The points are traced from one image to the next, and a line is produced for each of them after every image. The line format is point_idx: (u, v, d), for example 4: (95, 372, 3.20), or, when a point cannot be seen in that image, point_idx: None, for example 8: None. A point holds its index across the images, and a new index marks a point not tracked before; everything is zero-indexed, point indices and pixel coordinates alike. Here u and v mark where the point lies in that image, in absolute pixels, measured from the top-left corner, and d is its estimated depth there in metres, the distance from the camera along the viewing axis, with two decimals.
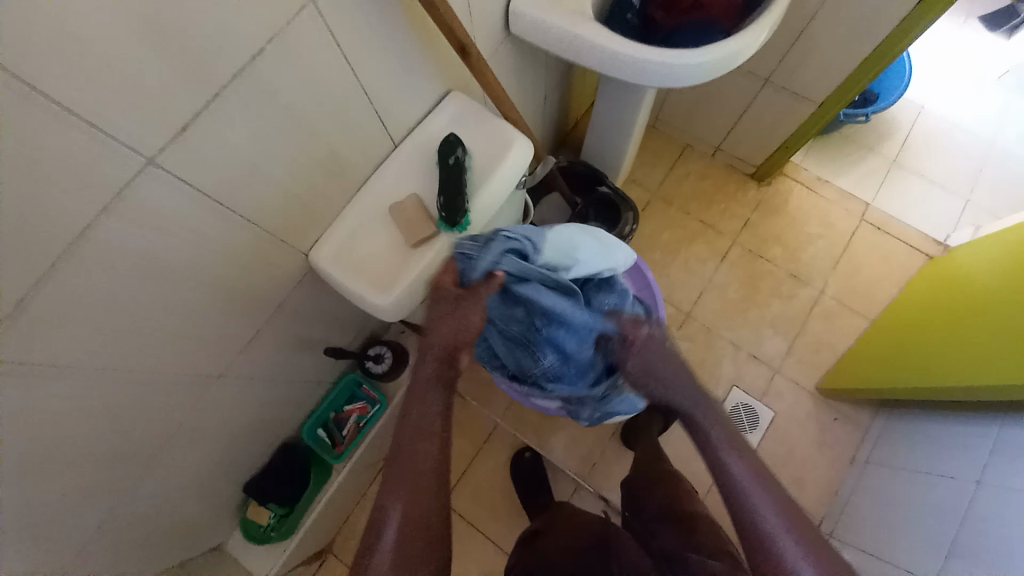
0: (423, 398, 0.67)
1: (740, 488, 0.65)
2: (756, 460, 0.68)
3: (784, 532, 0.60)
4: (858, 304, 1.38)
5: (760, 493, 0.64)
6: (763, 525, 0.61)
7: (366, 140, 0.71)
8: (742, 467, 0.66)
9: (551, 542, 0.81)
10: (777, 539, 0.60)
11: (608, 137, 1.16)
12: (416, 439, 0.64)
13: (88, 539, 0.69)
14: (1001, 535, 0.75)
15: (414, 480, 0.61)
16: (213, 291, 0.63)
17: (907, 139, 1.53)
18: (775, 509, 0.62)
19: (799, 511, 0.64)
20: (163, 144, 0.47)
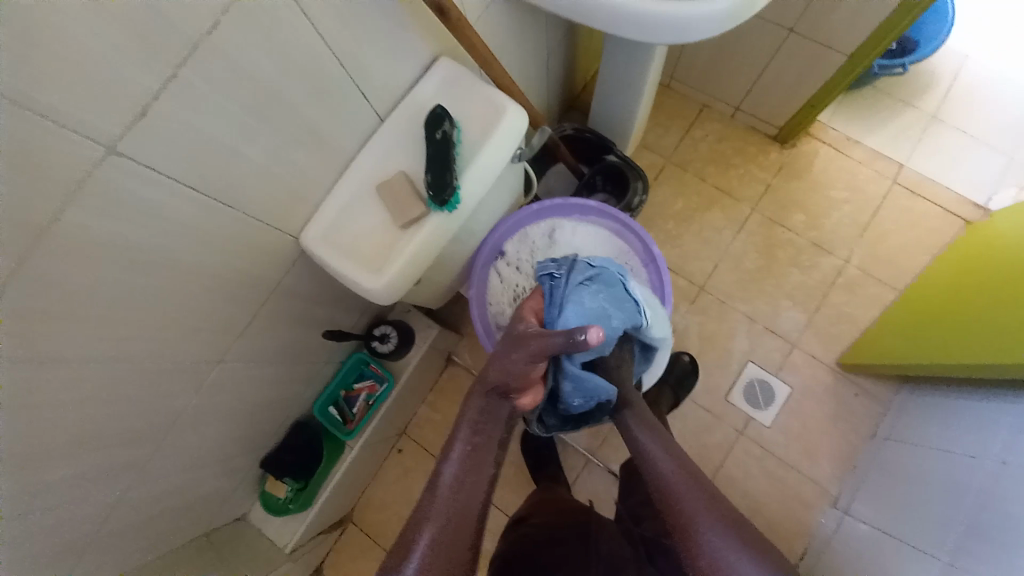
0: (475, 456, 0.62)
1: (659, 475, 0.68)
2: (672, 447, 0.71)
3: (700, 506, 0.63)
4: (885, 273, 1.30)
5: (690, 487, 0.65)
6: (680, 507, 0.64)
7: (349, 116, 0.67)
8: (657, 453, 0.70)
9: (531, 529, 0.79)
10: (693, 519, 0.63)
11: (615, 101, 1.09)
12: (459, 503, 0.58)
13: (107, 519, 0.72)
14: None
15: (439, 549, 0.55)
16: (202, 280, 0.63)
17: (949, 90, 1.40)
18: (687, 488, 0.65)
19: (712, 486, 0.67)
20: (122, 131, 0.44)
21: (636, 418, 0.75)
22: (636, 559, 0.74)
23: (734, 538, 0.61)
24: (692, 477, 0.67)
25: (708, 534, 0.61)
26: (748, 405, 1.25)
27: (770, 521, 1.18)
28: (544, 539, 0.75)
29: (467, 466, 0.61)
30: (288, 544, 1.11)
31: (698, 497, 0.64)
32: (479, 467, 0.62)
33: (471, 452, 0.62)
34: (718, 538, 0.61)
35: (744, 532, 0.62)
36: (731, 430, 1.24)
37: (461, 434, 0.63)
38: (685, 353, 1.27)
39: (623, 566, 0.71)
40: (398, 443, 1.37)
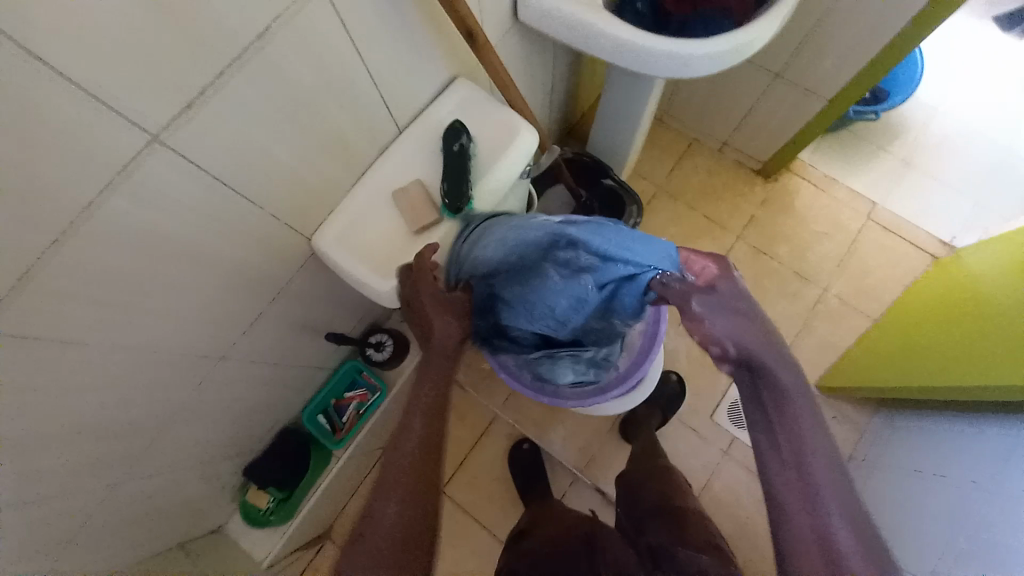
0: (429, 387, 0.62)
1: (789, 441, 0.53)
2: (818, 416, 0.55)
3: (848, 537, 0.49)
4: (861, 303, 1.37)
5: (840, 517, 0.50)
6: (810, 489, 0.51)
7: (373, 126, 0.70)
8: (796, 420, 0.54)
9: (538, 543, 0.79)
10: (821, 506, 0.50)
11: (616, 129, 1.15)
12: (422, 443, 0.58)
13: (88, 516, 0.70)
14: (995, 535, 0.75)
15: (411, 486, 0.55)
16: (216, 273, 0.63)
17: (917, 139, 1.52)
18: (825, 476, 0.51)
19: (847, 473, 0.54)
20: (167, 122, 0.47)
21: (780, 367, 0.57)
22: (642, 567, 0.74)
23: (860, 546, 0.49)
24: (831, 461, 0.53)
25: (834, 530, 0.49)
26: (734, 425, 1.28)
27: (754, 543, 1.20)
28: (550, 552, 0.76)
29: (423, 410, 0.61)
30: (266, 559, 1.07)
31: (830, 485, 0.51)
32: (433, 403, 0.62)
33: (426, 400, 0.61)
34: (848, 538, 0.49)
35: (873, 546, 0.49)
36: (717, 450, 1.27)
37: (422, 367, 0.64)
38: (673, 373, 1.30)
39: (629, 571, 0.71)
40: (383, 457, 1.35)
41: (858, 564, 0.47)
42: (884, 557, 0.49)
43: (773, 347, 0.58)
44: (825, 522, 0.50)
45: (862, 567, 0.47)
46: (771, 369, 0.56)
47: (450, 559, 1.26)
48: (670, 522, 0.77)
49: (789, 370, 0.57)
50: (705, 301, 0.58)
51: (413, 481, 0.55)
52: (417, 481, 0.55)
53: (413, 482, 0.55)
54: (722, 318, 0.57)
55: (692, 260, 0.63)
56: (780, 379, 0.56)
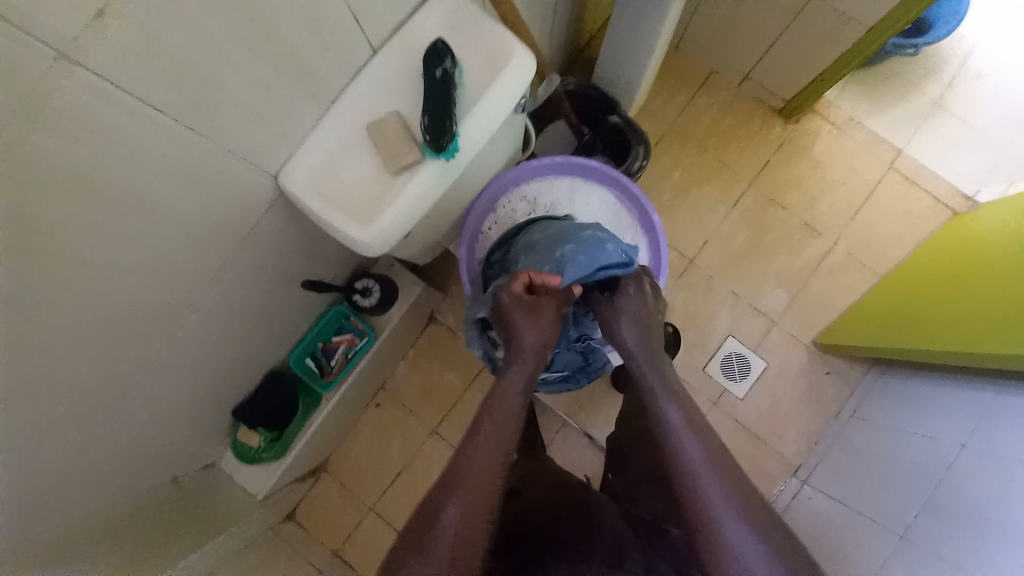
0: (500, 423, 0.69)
1: (682, 458, 0.67)
2: (704, 431, 0.70)
3: (715, 490, 0.63)
4: (869, 258, 1.31)
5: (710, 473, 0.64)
6: (695, 485, 0.64)
7: (341, 46, 0.60)
8: (684, 437, 0.69)
9: (535, 503, 0.80)
10: (706, 495, 0.63)
11: (625, 58, 1.02)
12: (483, 464, 0.64)
13: (71, 460, 0.69)
14: (993, 501, 0.76)
15: (471, 498, 0.61)
16: (172, 215, 0.57)
17: (956, 78, 1.37)
18: (711, 455, 0.67)
19: (739, 473, 0.65)
20: (77, 33, 0.38)
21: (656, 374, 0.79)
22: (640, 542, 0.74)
23: (746, 524, 0.59)
24: (720, 462, 0.66)
25: (716, 514, 0.61)
26: (724, 378, 1.29)
27: None
28: (549, 516, 0.76)
29: (494, 439, 0.67)
30: (261, 492, 1.10)
31: (720, 483, 0.63)
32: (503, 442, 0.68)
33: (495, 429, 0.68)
34: (729, 518, 0.60)
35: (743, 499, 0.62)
36: (705, 402, 1.28)
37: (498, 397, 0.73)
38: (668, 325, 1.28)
39: (627, 546, 0.71)
40: (376, 398, 1.36)
41: (740, 534, 0.59)
42: (772, 527, 0.59)
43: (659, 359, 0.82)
44: (713, 513, 0.61)
45: (743, 535, 0.59)
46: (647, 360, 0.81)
47: None
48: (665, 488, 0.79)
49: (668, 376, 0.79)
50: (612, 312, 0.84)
51: (488, 487, 0.63)
52: (494, 482, 0.64)
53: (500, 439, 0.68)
54: (630, 323, 0.83)
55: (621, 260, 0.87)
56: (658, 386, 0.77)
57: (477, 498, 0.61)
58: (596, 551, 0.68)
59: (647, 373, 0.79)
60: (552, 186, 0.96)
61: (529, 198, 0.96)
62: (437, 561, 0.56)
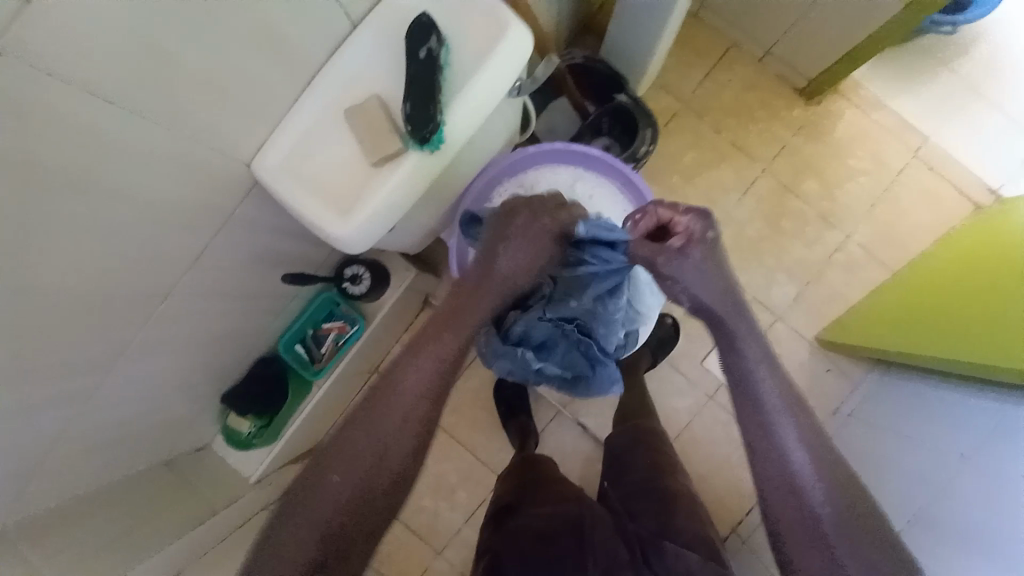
0: (412, 388, 0.66)
1: (763, 403, 0.67)
2: (783, 381, 0.69)
3: (800, 456, 0.62)
4: (884, 252, 1.26)
5: (798, 445, 0.63)
6: (774, 431, 0.65)
7: (311, 17, 0.54)
8: (764, 385, 0.68)
9: (531, 520, 0.74)
10: (782, 435, 0.64)
11: (638, 29, 0.93)
12: (387, 438, 0.64)
13: (50, 451, 0.67)
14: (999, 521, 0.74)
15: (370, 466, 0.62)
16: (133, 206, 0.53)
17: (997, 59, 1.27)
18: (793, 413, 0.66)
19: (811, 416, 0.67)
20: (9, 19, 0.33)
21: (741, 326, 0.73)
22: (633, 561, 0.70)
23: (818, 464, 0.62)
24: (799, 412, 0.66)
25: (792, 452, 0.63)
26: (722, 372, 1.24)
27: (726, 481, 1.23)
28: (536, 536, 0.71)
29: (407, 411, 0.66)
30: (254, 476, 1.10)
31: (807, 452, 0.63)
32: (410, 412, 0.66)
33: (408, 401, 0.66)
34: (804, 458, 0.62)
35: (832, 464, 0.62)
36: (702, 394, 1.25)
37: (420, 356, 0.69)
38: (669, 316, 1.24)
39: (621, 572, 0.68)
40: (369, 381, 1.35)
41: (813, 484, 0.61)
42: (840, 466, 0.62)
43: (741, 315, 0.73)
44: (795, 473, 0.62)
45: (817, 485, 0.60)
46: (726, 320, 0.73)
47: (432, 476, 1.32)
48: (661, 504, 0.80)
49: (749, 326, 0.73)
50: (679, 260, 0.72)
51: (387, 461, 0.63)
52: (394, 456, 0.64)
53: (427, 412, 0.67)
54: (693, 274, 0.73)
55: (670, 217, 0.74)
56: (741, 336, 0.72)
57: (375, 467, 0.62)
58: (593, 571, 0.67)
59: (727, 322, 0.73)
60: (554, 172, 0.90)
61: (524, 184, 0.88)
62: (318, 517, 0.59)
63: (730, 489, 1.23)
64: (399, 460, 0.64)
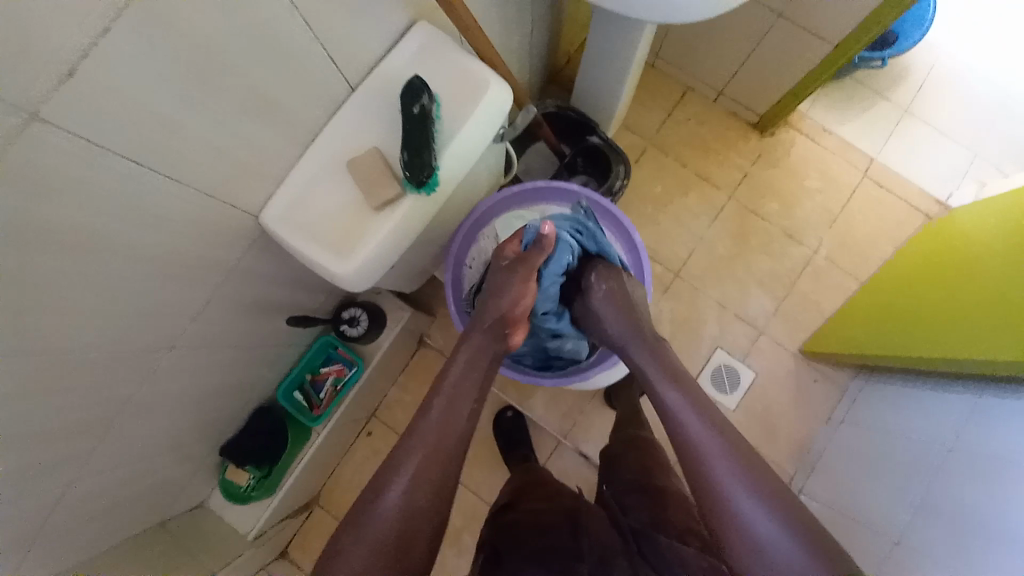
0: (448, 411, 0.69)
1: (699, 450, 0.64)
2: (706, 409, 0.68)
3: (736, 485, 0.61)
4: (850, 264, 1.34)
5: (729, 474, 0.62)
6: (712, 476, 0.62)
7: (313, 84, 0.60)
8: (692, 422, 0.66)
9: (521, 516, 0.77)
10: (714, 469, 0.63)
11: (602, 80, 1.04)
12: (429, 462, 0.65)
13: (51, 516, 0.66)
14: (982, 509, 0.77)
15: (415, 485, 0.63)
16: (151, 261, 0.56)
17: (922, 86, 1.42)
18: (718, 437, 0.64)
19: (738, 437, 0.65)
20: (48, 93, 0.37)
21: (651, 352, 0.75)
22: (626, 551, 0.72)
23: (757, 495, 0.60)
24: (730, 443, 0.64)
25: (728, 486, 0.61)
26: (713, 390, 1.30)
27: None
28: (533, 526, 0.74)
29: (439, 434, 0.67)
30: (252, 532, 1.07)
31: (740, 480, 0.61)
32: (448, 435, 0.68)
33: (440, 423, 0.68)
34: (740, 491, 0.61)
35: (767, 489, 0.61)
36: None
37: (449, 371, 0.73)
38: None
39: (611, 562, 0.70)
40: (366, 426, 1.34)
41: (758, 521, 0.59)
42: (775, 486, 0.61)
43: (652, 343, 0.76)
44: (736, 511, 0.60)
45: (758, 519, 0.59)
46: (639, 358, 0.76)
47: None
48: (651, 502, 0.78)
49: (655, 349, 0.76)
50: (599, 294, 0.83)
51: (428, 481, 0.64)
52: (434, 479, 0.65)
53: (443, 476, 0.65)
54: (613, 318, 0.80)
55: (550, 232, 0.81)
56: (657, 364, 0.74)
57: (418, 489, 0.63)
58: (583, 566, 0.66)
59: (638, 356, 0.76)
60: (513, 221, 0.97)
61: (491, 235, 0.95)
62: (366, 540, 0.60)
63: None
64: (439, 487, 0.65)
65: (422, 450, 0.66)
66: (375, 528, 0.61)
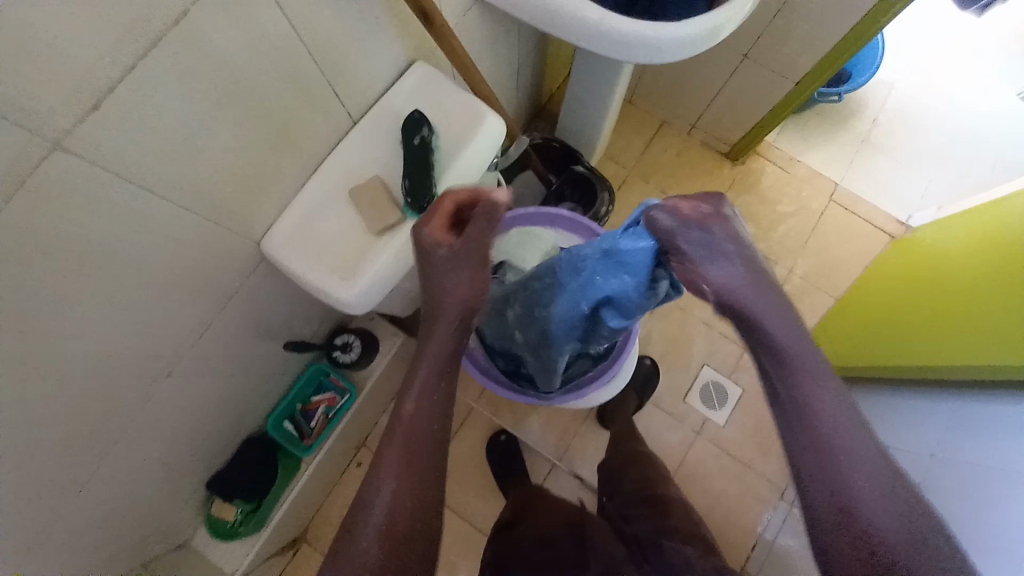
0: (420, 430, 0.53)
1: (817, 410, 0.47)
2: (832, 369, 0.50)
3: (908, 466, 0.44)
4: (824, 282, 1.41)
5: (893, 455, 0.46)
6: (831, 444, 0.46)
7: (319, 118, 0.64)
8: (817, 382, 0.48)
9: (526, 534, 0.78)
10: (872, 443, 0.46)
11: (586, 113, 1.11)
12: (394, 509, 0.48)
13: (32, 553, 0.64)
14: (964, 512, 0.80)
15: (387, 534, 0.47)
16: (155, 285, 0.58)
17: (877, 119, 1.54)
18: (866, 403, 0.49)
19: None
20: (74, 123, 0.40)
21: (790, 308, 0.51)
22: (632, 558, 0.75)
23: (925, 478, 0.45)
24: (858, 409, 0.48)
25: (890, 468, 0.44)
26: (703, 407, 1.32)
27: (725, 516, 1.25)
28: (538, 543, 0.75)
29: (404, 476, 0.50)
30: (238, 570, 1.03)
31: (905, 459, 0.45)
32: (424, 460, 0.51)
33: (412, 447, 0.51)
34: (909, 474, 0.44)
35: (936, 472, 0.45)
36: (689, 431, 1.30)
37: (404, 404, 0.54)
38: (645, 357, 1.32)
39: (621, 567, 0.71)
40: (357, 456, 1.31)
41: (876, 508, 0.44)
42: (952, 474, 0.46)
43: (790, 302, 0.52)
44: (903, 494, 0.43)
45: (881, 510, 0.44)
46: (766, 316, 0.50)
47: None
48: (655, 514, 0.80)
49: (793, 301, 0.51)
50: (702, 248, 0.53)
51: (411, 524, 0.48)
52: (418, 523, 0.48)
53: (417, 504, 0.49)
54: (725, 263, 0.53)
55: (683, 201, 0.57)
56: (795, 320, 0.51)
57: (385, 553, 0.46)
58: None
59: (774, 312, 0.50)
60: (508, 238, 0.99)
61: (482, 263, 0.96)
62: None
63: (729, 525, 1.24)
64: (414, 539, 0.48)
65: (380, 475, 0.50)
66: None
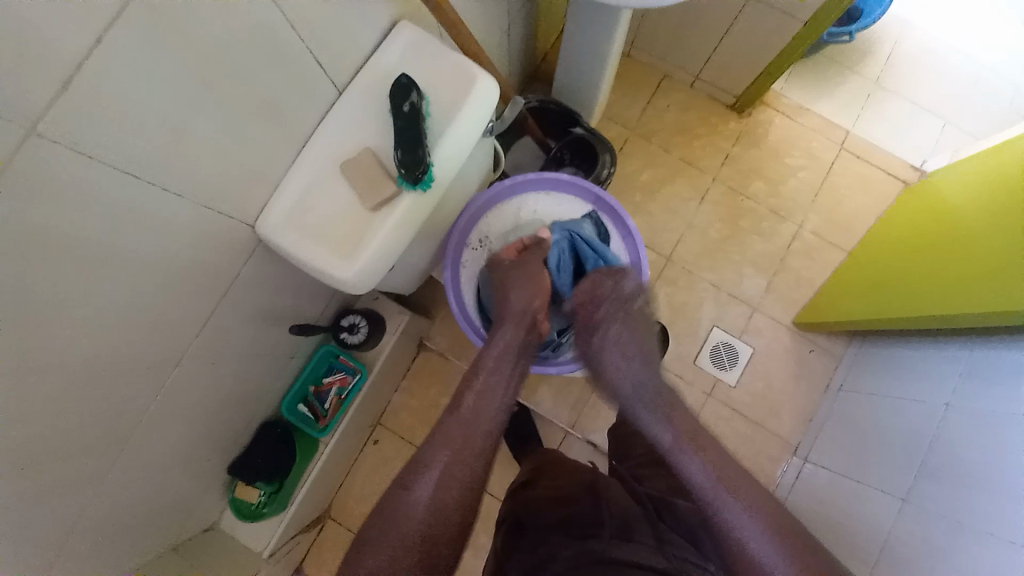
0: (464, 432, 0.70)
1: (759, 560, 0.61)
2: (702, 446, 0.71)
3: (742, 517, 0.64)
4: (837, 236, 1.37)
5: (744, 520, 0.63)
6: (711, 504, 0.65)
7: (305, 90, 0.60)
8: (684, 456, 0.70)
9: (540, 494, 0.80)
10: (726, 512, 0.64)
11: (582, 71, 1.05)
12: (440, 492, 0.64)
13: (65, 543, 0.65)
14: (978, 457, 0.80)
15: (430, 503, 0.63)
16: (153, 275, 0.56)
17: (889, 58, 1.46)
18: (714, 478, 0.67)
19: (735, 470, 0.68)
20: (45, 104, 0.37)
21: (659, 413, 0.77)
22: (646, 514, 0.73)
23: (762, 528, 0.63)
24: (729, 479, 0.67)
25: (736, 527, 0.63)
26: (714, 368, 1.32)
27: None
28: (552, 500, 0.77)
29: (446, 468, 0.66)
30: (267, 549, 1.06)
31: (751, 522, 0.63)
32: (469, 448, 0.69)
33: (456, 448, 0.68)
34: (750, 530, 0.63)
35: (764, 516, 0.64)
36: (701, 393, 1.31)
37: (461, 403, 0.74)
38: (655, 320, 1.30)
39: (634, 524, 0.70)
40: (374, 435, 1.33)
41: (752, 538, 0.62)
42: (775, 514, 0.64)
43: (656, 400, 0.79)
44: (730, 527, 0.63)
45: (754, 536, 0.62)
46: (636, 404, 0.80)
47: None
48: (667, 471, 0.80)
49: (659, 401, 0.79)
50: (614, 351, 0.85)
51: (449, 500, 0.64)
52: (452, 502, 0.64)
53: (452, 500, 0.65)
54: (626, 373, 0.83)
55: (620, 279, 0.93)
56: (656, 414, 0.77)
57: (425, 528, 0.62)
58: (605, 529, 0.68)
59: (638, 406, 0.79)
60: (500, 211, 1.00)
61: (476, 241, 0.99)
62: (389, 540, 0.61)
63: None
64: (450, 528, 0.63)
65: (456, 452, 0.68)
66: (402, 522, 0.62)
